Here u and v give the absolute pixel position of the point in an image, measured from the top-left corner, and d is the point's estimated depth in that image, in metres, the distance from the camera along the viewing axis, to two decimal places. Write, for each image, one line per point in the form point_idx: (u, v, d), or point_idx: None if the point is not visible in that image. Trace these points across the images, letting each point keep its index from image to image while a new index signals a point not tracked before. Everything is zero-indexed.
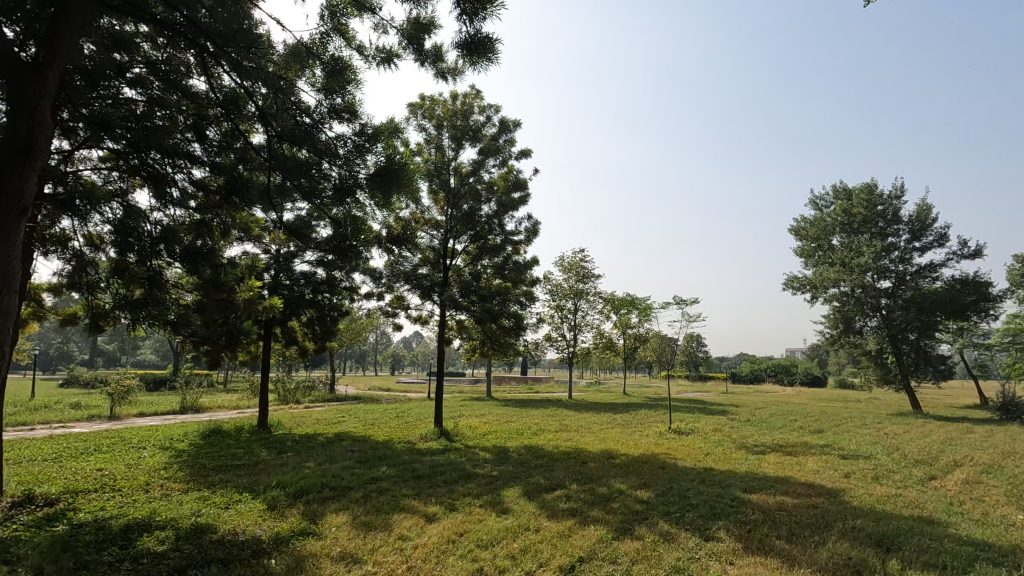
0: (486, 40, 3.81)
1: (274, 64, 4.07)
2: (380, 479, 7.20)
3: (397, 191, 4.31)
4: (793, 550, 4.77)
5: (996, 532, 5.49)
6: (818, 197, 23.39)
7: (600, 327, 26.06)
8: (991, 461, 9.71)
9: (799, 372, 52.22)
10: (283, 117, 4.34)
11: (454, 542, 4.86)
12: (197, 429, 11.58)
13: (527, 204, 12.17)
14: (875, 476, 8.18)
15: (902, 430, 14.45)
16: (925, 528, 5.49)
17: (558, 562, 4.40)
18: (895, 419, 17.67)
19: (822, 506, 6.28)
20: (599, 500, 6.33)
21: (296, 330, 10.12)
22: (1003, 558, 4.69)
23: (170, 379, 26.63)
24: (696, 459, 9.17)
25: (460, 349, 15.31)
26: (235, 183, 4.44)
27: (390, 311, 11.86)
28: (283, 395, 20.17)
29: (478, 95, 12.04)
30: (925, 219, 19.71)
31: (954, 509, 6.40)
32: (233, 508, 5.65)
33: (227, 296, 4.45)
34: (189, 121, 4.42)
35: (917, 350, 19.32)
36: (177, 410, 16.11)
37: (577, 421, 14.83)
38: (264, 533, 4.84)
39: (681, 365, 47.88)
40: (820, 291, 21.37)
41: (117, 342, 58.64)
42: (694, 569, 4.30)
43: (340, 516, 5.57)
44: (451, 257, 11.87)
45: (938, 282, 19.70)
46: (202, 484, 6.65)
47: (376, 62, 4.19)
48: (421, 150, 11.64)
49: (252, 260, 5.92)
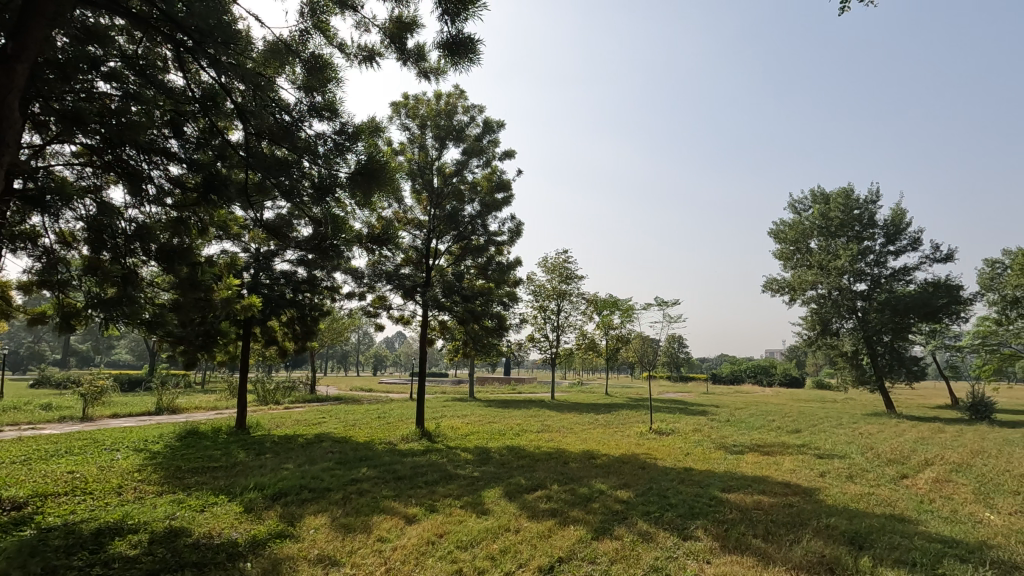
0: (467, 40, 3.83)
1: (253, 61, 4.04)
2: (360, 481, 7.15)
3: (378, 190, 4.29)
4: (768, 549, 4.83)
5: (964, 530, 5.63)
6: (797, 201, 23.81)
7: (583, 328, 26.20)
8: (961, 460, 9.97)
9: (778, 373, 53.16)
10: (262, 115, 4.29)
11: (433, 543, 4.84)
12: (172, 430, 11.37)
13: (510, 204, 12.19)
14: (849, 475, 8.33)
15: (876, 430, 14.76)
16: (897, 526, 5.61)
17: (537, 562, 4.41)
18: (869, 419, 18.05)
19: (797, 505, 6.40)
20: (580, 500, 6.36)
21: (276, 330, 10.02)
22: (970, 554, 4.82)
23: (146, 379, 26.15)
24: (676, 459, 9.26)
25: (443, 349, 15.26)
26: (213, 181, 4.35)
27: (371, 310, 11.78)
28: (263, 395, 19.90)
29: (461, 94, 12.03)
30: (899, 224, 20.17)
31: (925, 507, 6.56)
32: (209, 511, 5.56)
33: (204, 295, 4.53)
34: (166, 117, 4.32)
35: (891, 351, 19.77)
36: (153, 411, 15.81)
37: (558, 421, 14.87)
38: (240, 536, 4.77)
39: (663, 366, 48.31)
40: (798, 293, 21.74)
41: (91, 341, 57.55)
42: (672, 569, 4.34)
43: (319, 518, 5.52)
44: (433, 257, 11.84)
45: (912, 284, 20.19)
46: (177, 486, 6.54)
47: (358, 61, 4.17)
48: (404, 149, 11.58)
49: (231, 259, 5.84)
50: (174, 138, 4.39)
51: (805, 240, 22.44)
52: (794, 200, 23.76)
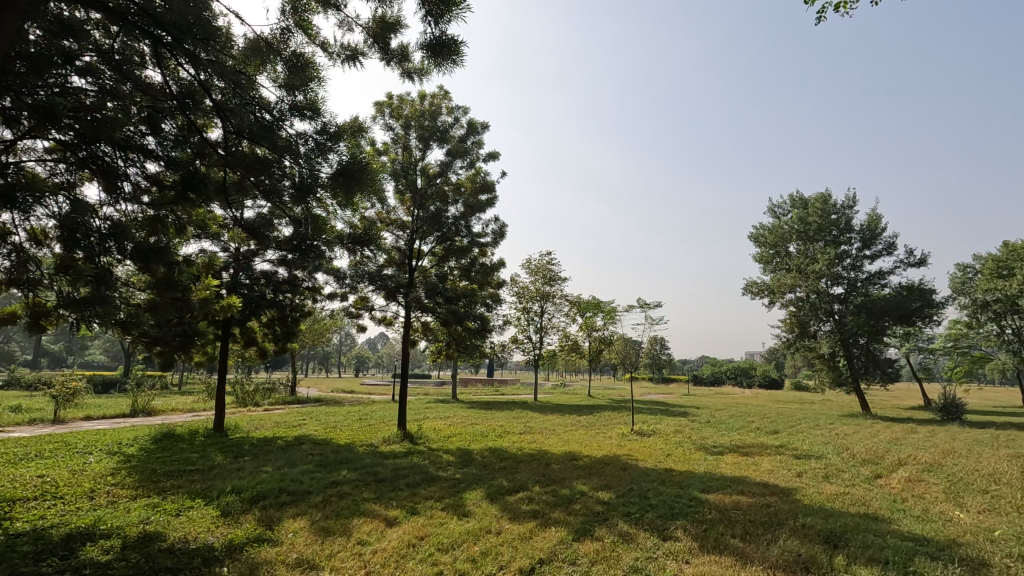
0: (450, 42, 3.84)
1: (233, 58, 4.01)
2: (341, 484, 7.07)
3: (361, 191, 4.28)
4: (746, 549, 4.91)
5: (935, 528, 5.77)
6: (776, 205, 24.17)
7: (566, 330, 26.31)
8: (932, 460, 10.22)
9: (757, 375, 54.02)
10: (241, 114, 4.24)
11: (414, 546, 4.82)
12: (148, 433, 11.14)
13: (493, 206, 12.21)
14: (825, 475, 8.49)
15: (852, 431, 15.02)
16: (870, 525, 5.74)
17: (518, 564, 4.42)
18: (845, 420, 18.39)
19: (774, 505, 6.49)
20: (562, 502, 6.39)
21: (256, 331, 9.89)
22: (940, 552, 4.95)
23: (121, 381, 25.58)
24: (658, 460, 9.34)
25: (426, 351, 15.21)
26: (192, 179, 4.21)
27: (353, 311, 11.69)
28: (242, 397, 19.62)
29: (445, 95, 12.01)
30: (875, 228, 20.62)
31: (898, 506, 6.71)
32: (184, 515, 5.46)
33: (181, 294, 4.51)
34: (143, 113, 4.24)
35: (867, 354, 20.18)
36: (128, 414, 15.48)
37: (541, 423, 14.89)
38: (217, 540, 4.70)
39: (645, 368, 48.72)
40: (777, 296, 22.08)
41: (64, 342, 56.23)
42: (652, 569, 4.39)
43: (298, 521, 5.46)
44: (417, 257, 11.80)
45: (887, 288, 20.64)
46: (151, 490, 6.42)
47: (340, 59, 4.15)
48: (387, 150, 11.54)
49: (210, 258, 5.77)
50: (152, 135, 4.31)
51: (784, 244, 22.79)
52: (773, 204, 24.11)
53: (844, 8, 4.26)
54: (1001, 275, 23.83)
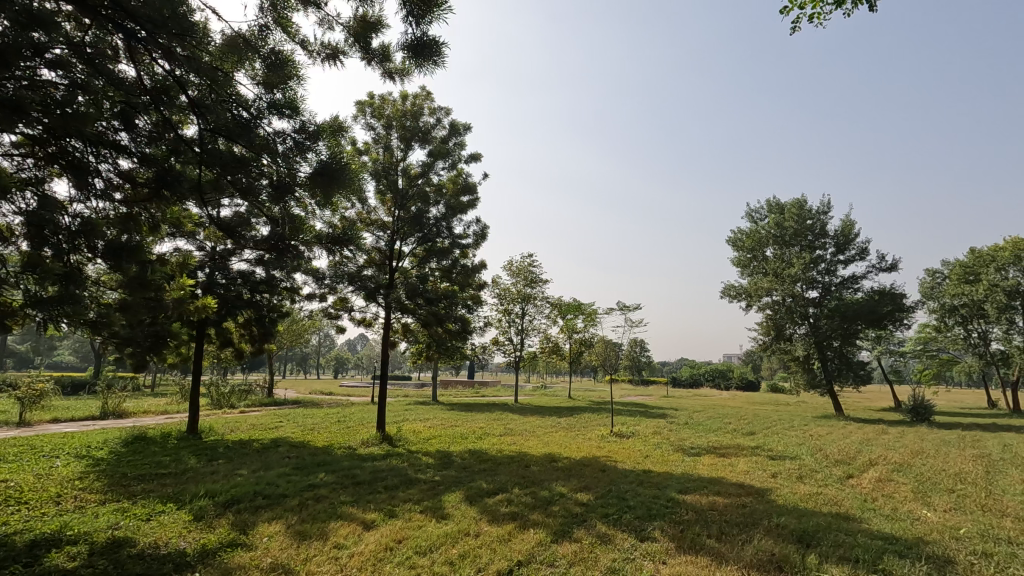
0: (431, 43, 3.84)
1: (210, 54, 3.96)
2: (318, 487, 6.99)
3: (339, 191, 4.30)
4: (721, 549, 4.98)
5: (903, 526, 5.94)
6: (754, 210, 24.59)
7: (547, 331, 26.43)
8: (901, 460, 10.49)
9: (735, 377, 54.99)
10: (217, 111, 4.18)
11: (392, 549, 4.79)
12: (118, 435, 10.88)
13: (475, 207, 12.21)
14: (799, 475, 8.66)
15: (826, 432, 15.35)
16: (842, 524, 5.87)
17: (496, 566, 4.42)
18: (819, 421, 18.78)
19: (749, 505, 6.59)
20: (541, 503, 6.41)
21: (232, 332, 9.71)
22: (908, 550, 5.08)
23: (91, 382, 24.88)
24: (636, 461, 9.43)
25: (406, 352, 15.12)
26: (166, 176, 4.12)
27: (333, 312, 11.57)
28: (217, 399, 19.26)
29: (428, 96, 11.98)
30: (848, 234, 21.11)
31: (868, 505, 6.88)
32: (155, 520, 5.33)
33: (154, 295, 4.44)
34: (116, 109, 4.05)
35: (840, 356, 20.64)
36: (98, 416, 15.08)
37: (522, 425, 14.92)
38: (189, 546, 4.61)
39: (626, 370, 49.16)
40: (754, 299, 22.46)
41: (31, 341, 54.66)
42: (629, 570, 4.42)
43: (273, 525, 5.38)
44: (397, 258, 11.73)
45: (859, 292, 21.13)
46: (122, 495, 6.26)
47: (320, 58, 4.11)
48: (368, 149, 11.47)
49: (185, 257, 5.62)
50: (125, 131, 4.10)
51: (761, 248, 23.18)
52: (751, 209, 24.51)
53: (816, 19, 4.37)
54: (967, 281, 24.59)
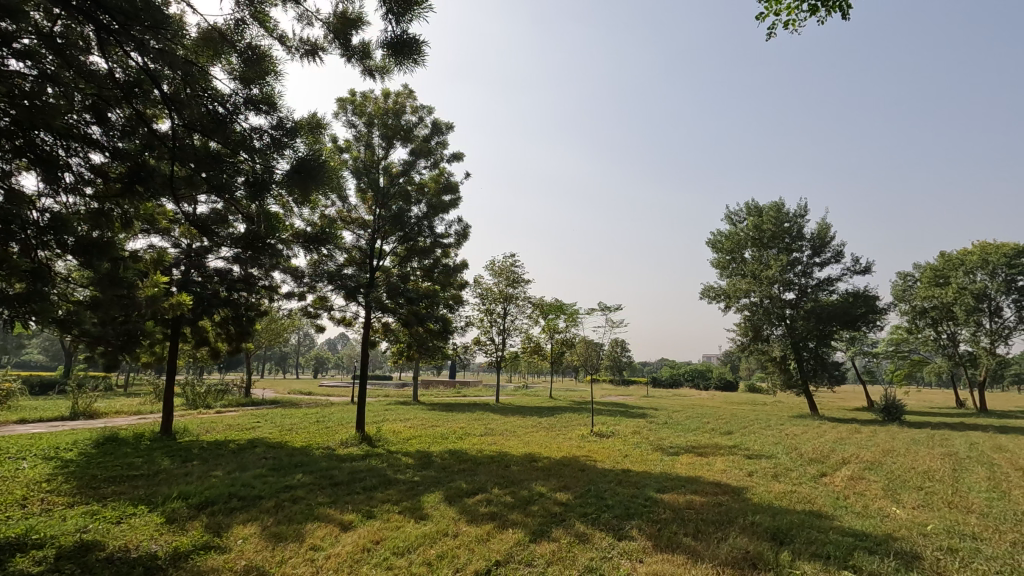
0: (411, 41, 3.82)
1: (184, 48, 3.89)
2: (294, 488, 6.90)
3: (316, 189, 4.24)
4: (697, 547, 5.05)
5: (873, 523, 6.08)
6: (733, 213, 24.92)
7: (528, 331, 26.51)
8: (874, 458, 10.74)
9: (714, 377, 55.94)
10: (192, 106, 4.08)
11: (369, 550, 4.75)
12: (88, 436, 10.60)
13: (457, 207, 12.18)
14: (774, 474, 8.80)
15: (801, 432, 15.64)
16: (814, 522, 5.98)
17: (474, 566, 4.41)
18: (794, 421, 19.11)
19: (725, 504, 6.68)
20: (519, 503, 6.42)
21: (208, 331, 9.55)
22: (877, 546, 5.20)
23: (61, 382, 24.23)
24: (616, 460, 9.53)
25: (387, 352, 15.02)
26: (138, 171, 4.00)
27: (312, 311, 11.44)
28: (192, 399, 18.90)
29: (410, 94, 11.93)
30: (824, 237, 21.54)
31: (840, 503, 7.04)
32: (126, 523, 5.22)
33: (126, 292, 4.28)
34: (87, 102, 3.91)
35: (816, 357, 21.05)
36: (67, 417, 14.67)
37: (502, 425, 14.93)
38: (161, 548, 4.52)
39: (607, 369, 49.47)
40: (733, 301, 22.77)
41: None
42: (606, 569, 4.44)
43: (247, 527, 5.29)
44: (378, 257, 11.64)
45: (835, 294, 21.53)
46: (91, 497, 6.10)
47: (299, 54, 4.06)
48: (349, 147, 11.36)
49: (159, 254, 5.51)
50: (97, 125, 4.00)
51: (740, 250, 23.51)
52: (731, 211, 24.84)
53: (791, 25, 4.45)
54: (937, 284, 25.27)
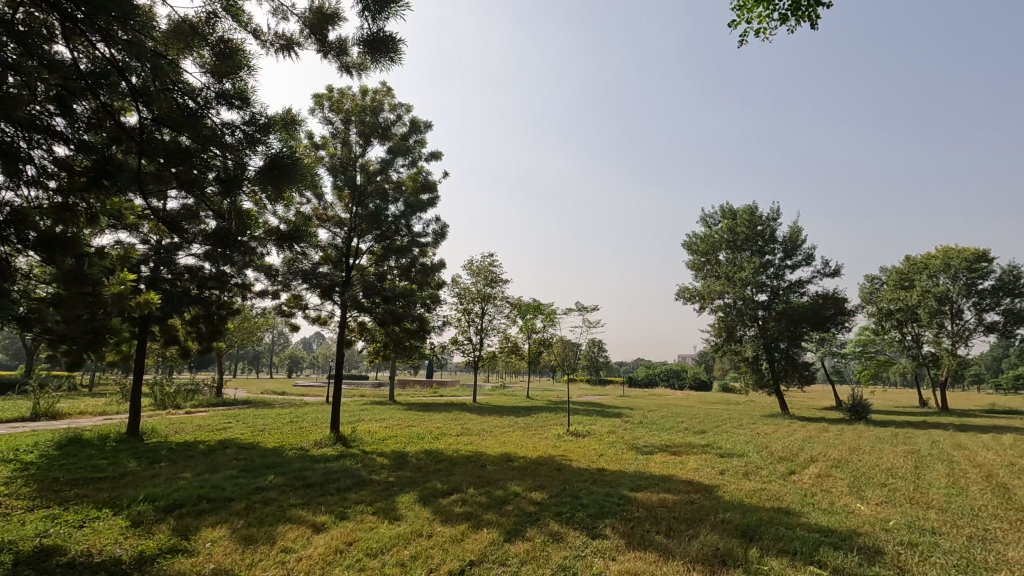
0: (389, 40, 3.82)
1: (153, 40, 3.83)
2: (266, 489, 6.82)
3: (289, 186, 4.23)
4: (669, 544, 5.14)
5: (839, 519, 6.26)
6: (707, 216, 25.32)
7: (506, 331, 26.57)
8: (840, 456, 11.06)
9: (689, 377, 56.98)
10: (162, 99, 3.98)
11: (342, 552, 4.71)
12: (50, 438, 10.28)
13: (435, 205, 12.16)
14: (745, 472, 9.01)
15: (771, 430, 16.01)
16: (782, 519, 6.12)
17: (448, 566, 4.42)
18: (766, 420, 19.53)
19: (697, 502, 6.80)
20: (495, 503, 6.43)
21: (178, 329, 9.34)
22: (842, 542, 5.37)
23: (21, 381, 23.39)
24: (590, 459, 9.64)
25: (363, 352, 14.90)
26: (105, 165, 3.88)
27: (286, 310, 11.30)
28: (161, 399, 18.48)
29: (389, 92, 11.86)
30: (796, 240, 22.04)
31: (808, 500, 7.23)
32: (89, 526, 5.09)
33: (91, 290, 4.17)
34: (51, 92, 3.76)
35: (786, 357, 21.52)
36: (27, 418, 14.18)
37: (479, 424, 14.98)
38: (125, 553, 4.41)
39: (584, 369, 49.90)
40: (707, 302, 23.13)
41: None
42: (578, 568, 4.49)
43: (217, 530, 5.22)
44: (355, 256, 11.54)
45: (805, 296, 22.07)
46: (52, 501, 5.91)
47: (274, 48, 4.02)
48: (326, 144, 11.23)
49: (126, 251, 5.37)
50: (61, 116, 3.86)
51: (714, 253, 23.88)
52: (705, 214, 25.25)
53: (762, 33, 4.58)
54: (902, 287, 26.09)
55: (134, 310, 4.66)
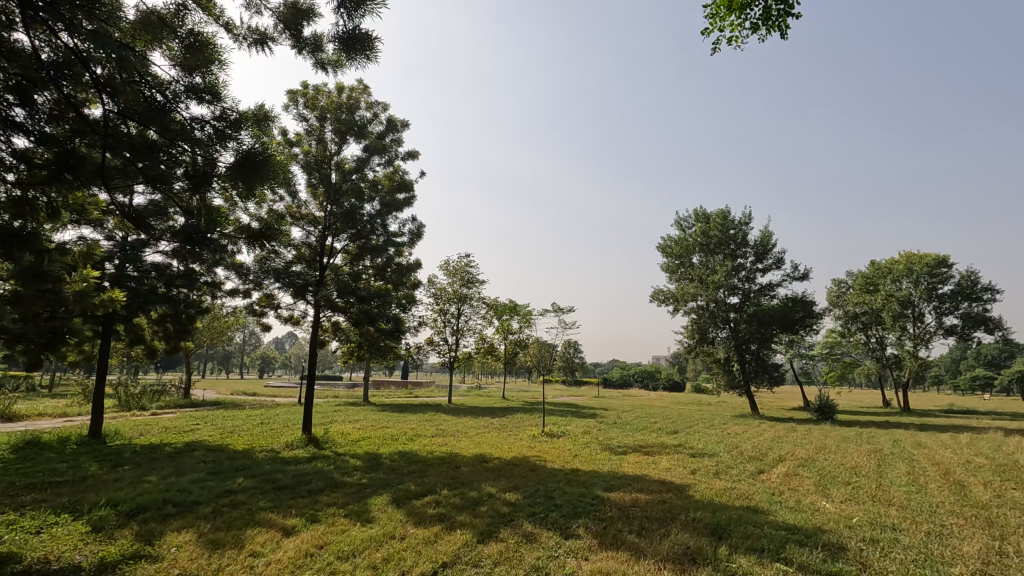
0: (365, 38, 3.80)
1: (120, 30, 3.70)
2: (235, 492, 6.67)
3: (261, 183, 4.15)
4: (640, 543, 5.20)
5: (805, 517, 6.42)
6: (682, 219, 25.71)
7: (482, 332, 26.56)
8: (807, 455, 11.34)
9: (662, 378, 57.76)
10: (128, 92, 3.79)
11: (312, 555, 4.65)
12: (6, 441, 9.89)
13: (411, 205, 12.07)
14: (715, 471, 9.18)
15: (742, 430, 16.34)
16: (750, 517, 6.26)
17: (421, 568, 4.40)
18: (737, 420, 19.92)
19: (668, 501, 6.89)
20: (468, 504, 6.42)
21: (143, 328, 9.08)
22: (807, 539, 5.51)
23: None
24: (565, 460, 9.69)
25: (337, 352, 14.69)
26: (67, 158, 3.74)
27: (257, 309, 11.08)
28: (126, 401, 17.93)
29: (365, 89, 11.74)
30: (767, 244, 22.54)
31: (775, 498, 7.40)
32: (47, 532, 4.91)
33: (52, 286, 4.04)
34: (10, 82, 3.61)
35: (757, 359, 21.71)
36: None
37: (454, 425, 14.94)
38: (85, 559, 4.25)
39: (560, 370, 50.16)
40: (681, 304, 23.50)
41: None
42: (551, 568, 4.50)
43: (183, 534, 5.09)
44: (329, 254, 11.38)
45: (775, 299, 22.60)
46: (7, 506, 5.69)
47: (247, 43, 3.95)
48: (300, 141, 11.06)
49: (90, 248, 5.21)
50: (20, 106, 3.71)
51: (688, 255, 24.24)
52: (680, 217, 25.64)
53: (735, 41, 4.68)
54: (868, 291, 26.91)
55: (98, 308, 4.51)
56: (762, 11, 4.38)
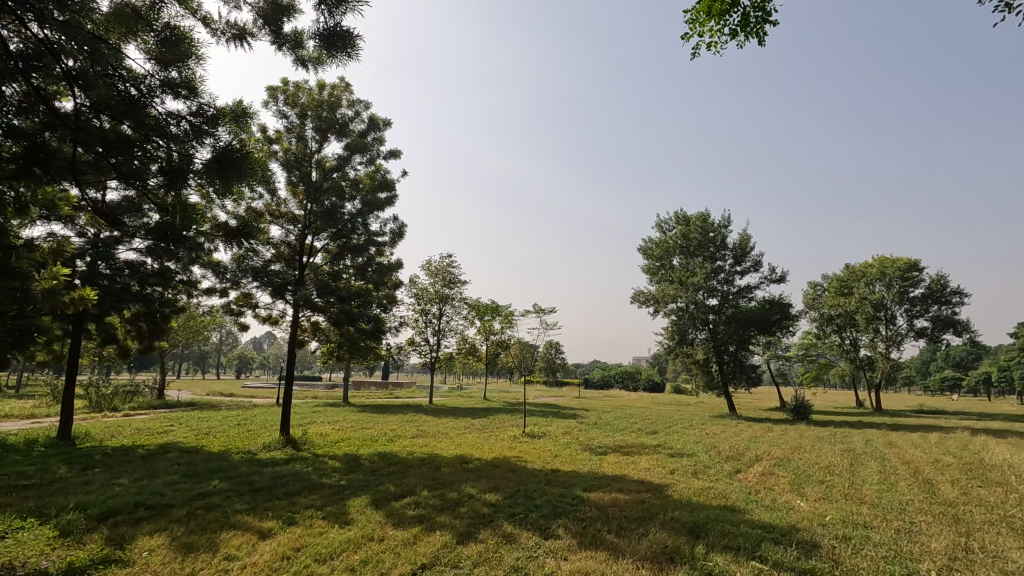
0: (347, 35, 3.77)
1: (93, 22, 3.63)
2: (210, 495, 6.55)
3: (238, 181, 4.10)
4: (619, 543, 5.24)
5: (780, 515, 6.54)
6: (662, 221, 25.96)
7: (464, 332, 26.48)
8: (782, 455, 11.54)
9: (642, 379, 58.27)
10: (101, 85, 3.72)
11: (289, 558, 4.59)
12: None
13: (392, 204, 11.99)
14: (693, 471, 9.28)
15: (719, 430, 16.56)
16: (727, 516, 6.34)
17: (399, 569, 4.37)
18: (715, 421, 20.18)
19: (647, 501, 6.95)
20: (448, 505, 6.40)
21: (116, 327, 8.87)
22: (781, 537, 5.61)
23: None
24: (545, 460, 9.71)
25: (316, 352, 14.50)
26: (36, 152, 3.63)
27: (235, 308, 10.89)
28: (97, 402, 17.46)
29: (347, 87, 11.63)
30: (745, 247, 22.88)
31: (751, 497, 7.51)
32: (12, 537, 4.76)
33: (20, 284, 3.92)
34: None
35: (735, 360, 22.08)
36: None
37: (435, 426, 14.86)
38: (52, 564, 4.13)
39: (541, 371, 50.28)
40: (661, 305, 23.75)
41: None
42: (530, 569, 4.51)
43: (155, 538, 4.98)
44: (309, 253, 11.25)
45: (753, 301, 22.94)
46: None
47: (225, 38, 3.89)
48: (279, 138, 10.91)
49: (60, 245, 5.09)
50: None
51: (668, 257, 24.49)
52: (660, 220, 25.89)
53: (714, 47, 4.77)
54: (843, 293, 27.48)
55: (69, 307, 4.41)
56: (740, 18, 4.47)
